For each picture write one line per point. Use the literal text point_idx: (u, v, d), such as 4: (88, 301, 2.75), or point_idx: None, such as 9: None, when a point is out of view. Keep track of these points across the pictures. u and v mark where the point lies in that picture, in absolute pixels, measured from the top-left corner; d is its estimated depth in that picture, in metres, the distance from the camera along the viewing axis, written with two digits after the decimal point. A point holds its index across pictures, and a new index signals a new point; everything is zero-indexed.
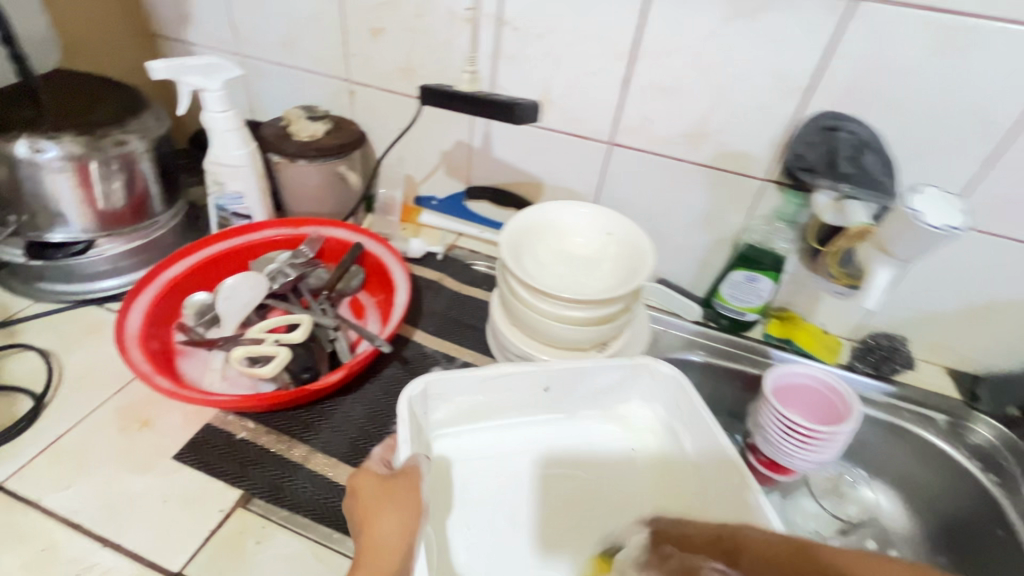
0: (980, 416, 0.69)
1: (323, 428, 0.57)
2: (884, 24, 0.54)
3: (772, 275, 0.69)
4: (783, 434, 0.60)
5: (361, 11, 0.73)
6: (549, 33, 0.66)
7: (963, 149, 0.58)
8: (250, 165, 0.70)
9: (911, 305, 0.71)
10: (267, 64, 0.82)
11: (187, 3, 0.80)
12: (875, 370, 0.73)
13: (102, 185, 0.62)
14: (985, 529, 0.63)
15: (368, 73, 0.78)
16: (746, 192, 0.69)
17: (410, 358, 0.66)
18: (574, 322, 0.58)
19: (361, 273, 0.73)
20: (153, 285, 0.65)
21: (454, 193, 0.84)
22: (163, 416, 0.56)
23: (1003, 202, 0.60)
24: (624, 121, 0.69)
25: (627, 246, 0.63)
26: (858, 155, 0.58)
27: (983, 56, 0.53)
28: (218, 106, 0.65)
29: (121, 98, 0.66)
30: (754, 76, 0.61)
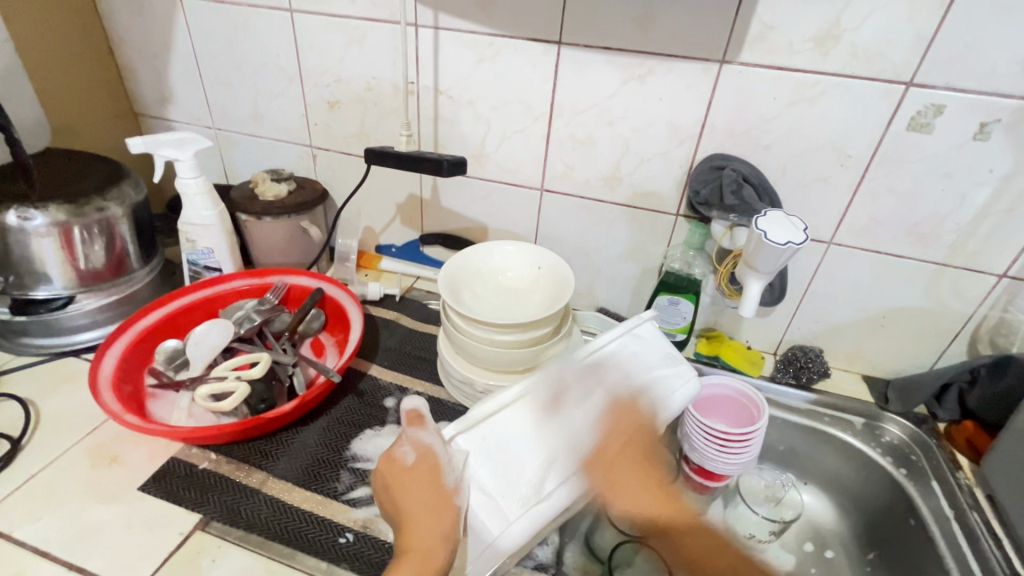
0: (891, 416, 0.75)
1: (280, 456, 0.62)
2: (747, 82, 0.65)
3: (691, 298, 0.76)
4: (704, 440, 0.65)
5: (318, 87, 0.83)
6: (478, 99, 0.77)
7: (831, 180, 0.68)
8: (219, 223, 0.78)
9: (818, 318, 0.79)
10: (238, 135, 0.92)
11: (166, 86, 0.91)
12: (797, 379, 0.79)
13: (84, 247, 0.70)
14: (899, 519, 0.69)
15: (327, 139, 0.88)
16: (661, 226, 0.78)
17: (365, 390, 0.71)
18: (505, 346, 0.65)
19: (322, 315, 0.80)
20: (127, 334, 0.71)
21: (410, 241, 0.93)
22: (131, 453, 0.62)
23: (872, 223, 0.69)
24: (550, 170, 0.79)
25: (555, 278, 0.71)
26: (739, 189, 0.68)
27: (830, 104, 0.64)
28: (189, 173, 0.74)
29: (104, 170, 0.75)
30: (653, 127, 0.72)
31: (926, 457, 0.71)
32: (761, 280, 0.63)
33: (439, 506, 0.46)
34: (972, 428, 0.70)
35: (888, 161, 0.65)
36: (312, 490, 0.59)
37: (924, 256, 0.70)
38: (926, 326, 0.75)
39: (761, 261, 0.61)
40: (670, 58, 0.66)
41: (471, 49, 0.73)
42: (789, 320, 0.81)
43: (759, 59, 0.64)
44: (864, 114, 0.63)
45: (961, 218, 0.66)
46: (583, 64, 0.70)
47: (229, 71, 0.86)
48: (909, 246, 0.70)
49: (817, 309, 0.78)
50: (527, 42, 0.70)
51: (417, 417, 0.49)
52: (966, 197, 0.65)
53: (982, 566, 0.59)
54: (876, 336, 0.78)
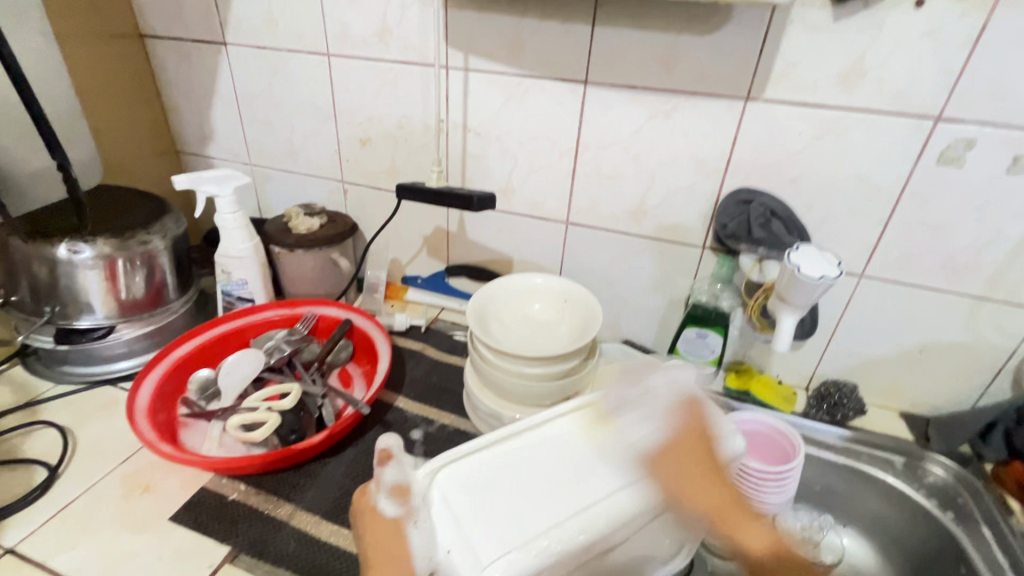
0: (935, 456, 0.72)
1: (308, 487, 0.62)
2: (770, 119, 0.66)
3: (719, 330, 0.75)
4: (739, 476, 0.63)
5: (351, 126, 0.87)
6: (505, 136, 0.79)
7: (859, 213, 0.68)
8: (253, 256, 0.80)
9: (850, 351, 0.77)
10: (273, 171, 0.96)
11: (209, 126, 0.96)
12: (831, 417, 0.77)
13: (126, 279, 0.73)
14: (948, 566, 0.65)
15: (357, 174, 0.91)
16: (687, 259, 0.78)
17: (392, 422, 0.72)
18: (534, 378, 0.65)
19: (350, 345, 0.81)
20: (163, 362, 0.73)
21: (436, 272, 0.95)
22: (163, 482, 0.62)
23: (904, 256, 0.69)
24: (576, 205, 0.80)
25: (582, 311, 0.71)
26: (768, 222, 0.69)
27: (856, 139, 0.64)
28: (229, 209, 0.77)
29: (149, 205, 0.78)
30: (678, 162, 0.73)
31: (973, 500, 0.67)
32: (790, 313, 0.62)
33: (401, 554, 0.43)
34: (1021, 471, 0.67)
35: (919, 194, 0.65)
36: (339, 523, 0.58)
37: (961, 289, 0.68)
38: (965, 361, 0.73)
39: (795, 294, 0.60)
40: (695, 96, 0.68)
41: (499, 88, 0.76)
42: (822, 354, 0.79)
43: (784, 95, 0.65)
44: (892, 149, 0.64)
45: (997, 252, 0.65)
46: (608, 102, 0.72)
47: (267, 111, 0.90)
48: (943, 280, 0.69)
49: (849, 343, 0.77)
50: (554, 82, 0.73)
51: (403, 489, 0.46)
52: (1002, 230, 0.64)
53: None
54: (913, 371, 0.76)
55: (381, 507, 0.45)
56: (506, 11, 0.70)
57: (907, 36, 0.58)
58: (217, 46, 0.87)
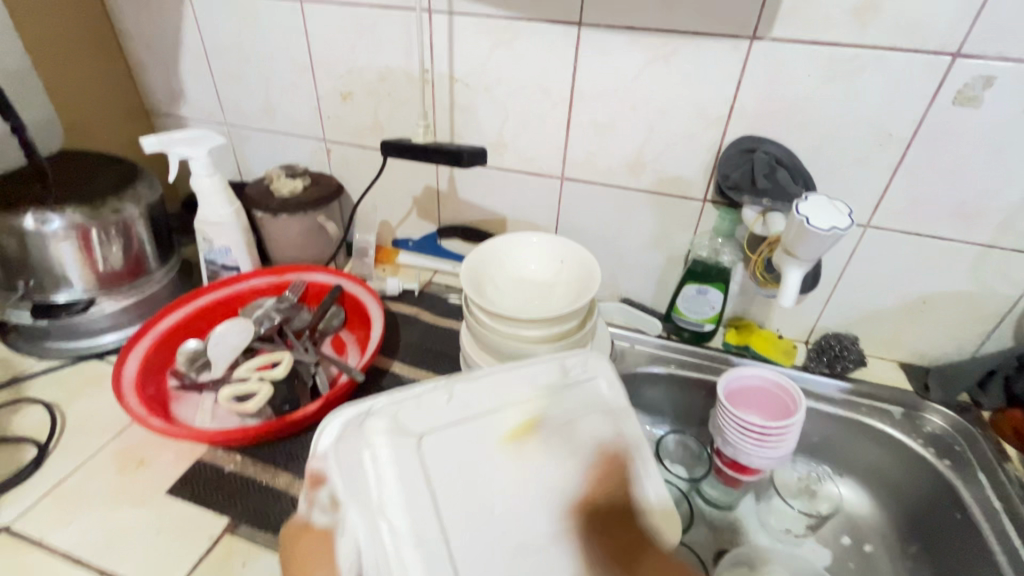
0: (933, 405, 0.72)
1: (306, 457, 0.61)
2: (778, 60, 0.62)
3: (720, 286, 0.74)
4: (741, 434, 0.64)
5: (330, 78, 0.81)
6: (495, 86, 0.74)
7: (866, 159, 0.65)
8: (235, 221, 0.77)
9: (852, 304, 0.76)
10: (250, 130, 0.91)
11: (180, 83, 0.90)
12: (830, 369, 0.76)
13: (102, 249, 0.69)
14: (944, 512, 0.66)
15: (340, 132, 0.86)
16: (687, 212, 0.75)
17: (388, 387, 0.71)
18: (531, 342, 0.63)
19: (342, 312, 0.79)
20: (149, 335, 0.71)
21: (427, 234, 0.91)
22: (157, 456, 0.61)
23: (913, 203, 0.66)
24: (571, 158, 0.77)
25: (579, 270, 0.69)
26: (772, 172, 0.65)
27: (868, 79, 0.60)
28: (204, 171, 0.73)
29: (120, 170, 0.74)
30: (679, 109, 0.69)
31: (970, 447, 0.68)
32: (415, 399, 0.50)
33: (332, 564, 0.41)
34: (1019, 418, 0.67)
35: (933, 137, 0.62)
36: None
37: (967, 237, 0.67)
38: (969, 311, 0.71)
39: (803, 248, 0.58)
40: (697, 36, 0.63)
41: (486, 34, 0.71)
42: (822, 307, 0.78)
43: (793, 33, 0.60)
44: (905, 90, 0.60)
45: (1010, 196, 0.63)
46: (605, 46, 0.67)
47: (239, 65, 0.85)
48: (951, 228, 0.66)
49: (852, 294, 0.75)
50: (546, 24, 0.68)
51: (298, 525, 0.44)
52: (1017, 174, 0.61)
53: None
54: (915, 321, 0.75)
55: (313, 520, 0.43)
56: None
57: None
58: None
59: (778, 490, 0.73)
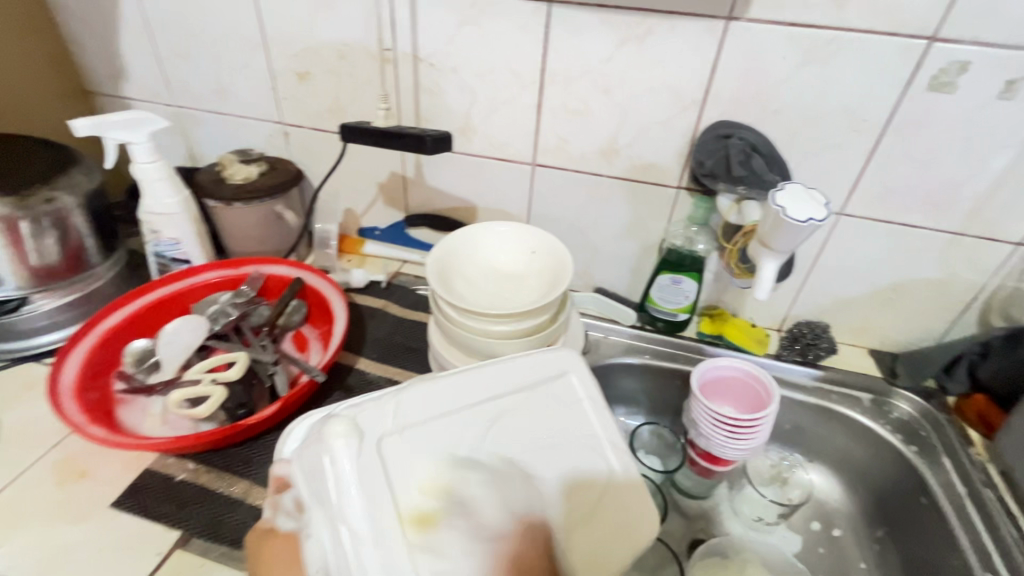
0: (901, 391, 0.73)
1: (264, 462, 0.58)
2: (754, 42, 0.60)
3: (694, 276, 0.73)
4: (714, 427, 0.63)
5: (285, 56, 0.76)
6: (461, 67, 0.70)
7: (841, 147, 0.64)
8: (184, 212, 0.71)
9: (825, 292, 0.76)
10: (200, 112, 0.85)
11: (120, 60, 0.83)
12: (802, 356, 0.77)
13: (34, 243, 0.64)
14: (911, 497, 0.67)
15: (298, 114, 0.81)
16: (661, 200, 0.73)
17: (354, 385, 0.68)
18: (501, 337, 0.61)
19: (303, 307, 0.74)
20: (91, 335, 0.65)
21: (394, 223, 0.87)
22: (101, 467, 0.57)
23: (887, 190, 0.65)
24: (543, 144, 0.74)
25: (551, 262, 0.66)
26: (748, 159, 0.64)
27: (844, 64, 0.59)
28: (146, 157, 0.67)
29: (52, 156, 0.68)
30: (653, 93, 0.66)
31: (936, 432, 0.69)
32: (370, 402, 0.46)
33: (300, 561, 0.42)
34: (983, 402, 0.68)
35: (907, 123, 0.61)
36: None
37: (937, 225, 0.66)
38: (937, 298, 0.72)
39: (780, 239, 0.56)
40: (672, 17, 0.60)
41: (451, 10, 0.66)
42: (795, 295, 0.77)
43: (770, 14, 0.58)
44: (882, 74, 0.59)
45: (979, 183, 0.63)
46: (576, 25, 0.64)
47: (184, 41, 0.78)
48: (922, 215, 0.66)
49: (825, 283, 0.75)
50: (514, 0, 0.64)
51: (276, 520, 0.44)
52: (988, 161, 0.61)
53: (998, 547, 0.58)
54: (886, 309, 0.75)
55: (279, 525, 0.44)
56: None
57: None
58: None
59: (751, 479, 0.73)
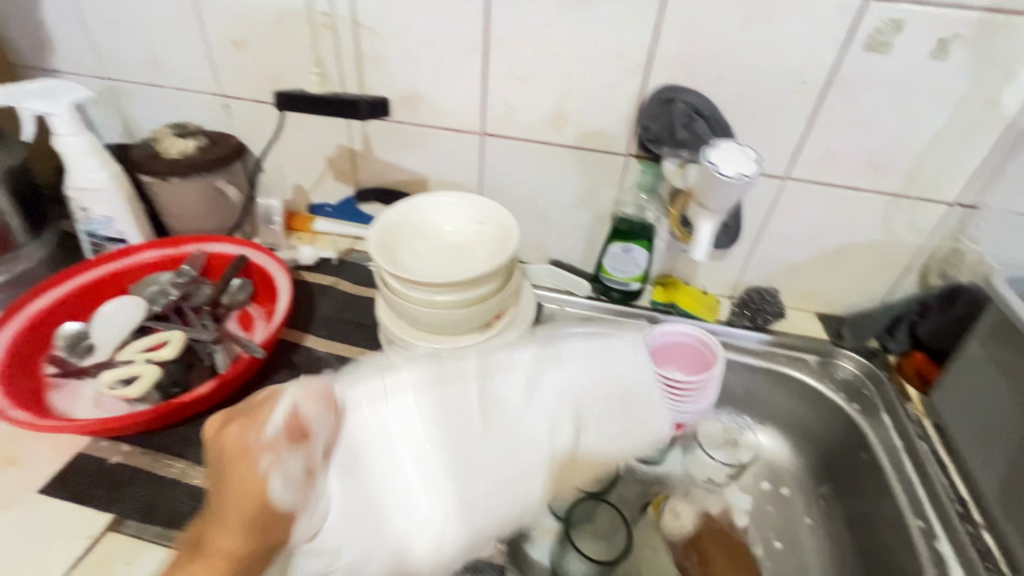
0: (845, 351, 0.75)
1: (202, 442, 0.56)
2: (695, 3, 0.59)
3: (644, 244, 0.74)
4: (662, 391, 0.64)
5: (219, 22, 0.72)
6: (403, 31, 0.68)
7: (785, 110, 0.64)
8: (115, 188, 0.68)
9: (774, 258, 0.77)
10: (133, 84, 0.81)
11: (41, 28, 0.78)
12: (752, 322, 0.78)
13: None
14: (853, 454, 0.70)
15: (237, 85, 0.77)
16: (612, 168, 0.73)
17: (301, 363, 0.66)
18: (445, 308, 0.60)
19: (249, 285, 0.72)
20: (18, 317, 0.63)
21: (345, 198, 0.85)
22: (29, 453, 0.55)
23: (829, 153, 0.66)
24: (491, 112, 0.72)
25: (498, 232, 0.65)
26: (691, 122, 0.63)
27: (784, 24, 0.59)
28: (68, 130, 0.64)
29: None
30: (598, 58, 0.65)
31: (877, 390, 0.71)
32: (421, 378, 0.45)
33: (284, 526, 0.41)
34: (922, 359, 0.71)
35: (846, 85, 0.61)
36: None
37: (878, 187, 0.67)
38: (880, 260, 0.73)
39: (714, 196, 0.57)
40: None
41: None
42: (746, 262, 0.78)
43: None
44: (821, 34, 0.58)
45: (916, 145, 0.64)
46: None
47: (110, 6, 0.74)
48: (864, 178, 0.67)
49: (773, 249, 0.76)
50: None
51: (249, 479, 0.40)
52: (923, 122, 0.62)
53: (930, 493, 0.61)
54: (833, 273, 0.76)
55: (278, 487, 0.40)
56: None
57: None
58: None
59: (701, 442, 0.74)
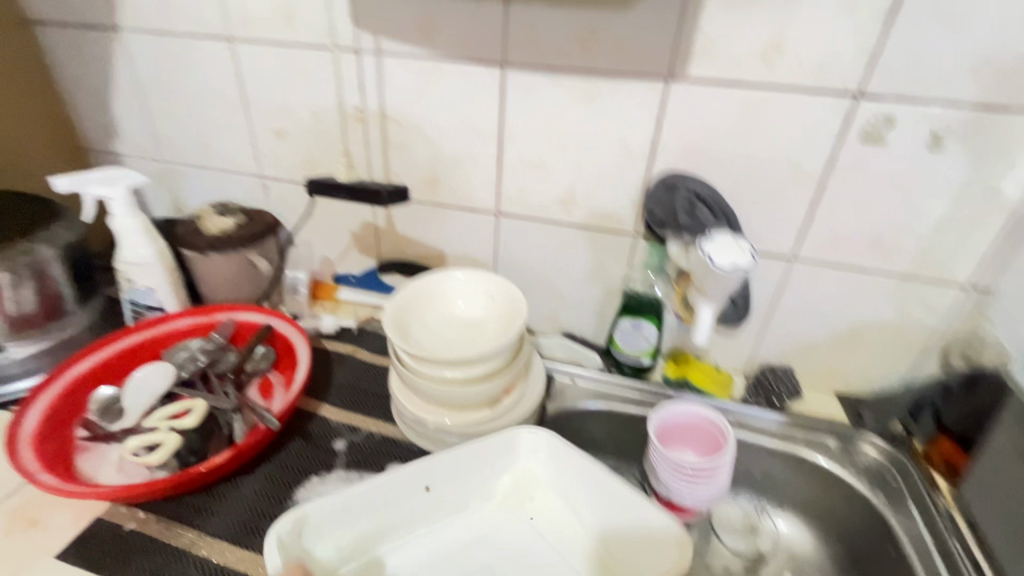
0: (868, 435, 0.72)
1: (214, 511, 0.58)
2: (694, 100, 0.64)
3: (653, 319, 0.76)
4: (672, 473, 0.63)
5: (263, 116, 0.81)
6: (426, 123, 0.75)
7: (786, 195, 0.66)
8: (158, 261, 0.74)
9: (787, 336, 0.76)
10: (185, 166, 0.89)
11: (112, 119, 0.88)
12: (768, 402, 0.76)
13: (12, 292, 0.67)
14: (882, 551, 0.65)
15: (276, 168, 0.85)
16: (621, 246, 0.76)
17: (314, 432, 0.68)
18: (454, 383, 0.62)
19: (271, 352, 0.75)
20: (57, 383, 0.67)
21: (367, 270, 0.90)
22: (51, 516, 0.57)
23: (834, 236, 0.67)
24: (505, 194, 0.77)
25: (507, 308, 0.68)
26: (693, 209, 0.66)
27: (780, 118, 0.62)
28: (124, 211, 0.71)
29: (36, 210, 0.72)
30: (605, 147, 0.69)
31: (904, 479, 0.68)
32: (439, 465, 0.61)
33: None
34: (949, 447, 0.67)
35: (845, 173, 0.63)
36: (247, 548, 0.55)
37: (887, 269, 0.68)
38: (897, 341, 0.72)
39: (712, 284, 0.61)
40: (618, 77, 0.64)
41: (415, 72, 0.71)
42: (758, 339, 0.78)
43: (707, 73, 0.62)
44: (816, 127, 0.62)
45: (921, 229, 0.64)
46: (530, 85, 0.68)
47: (172, 102, 0.84)
48: (872, 260, 0.68)
49: (785, 326, 0.76)
50: (471, 63, 0.69)
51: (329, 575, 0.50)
52: (925, 208, 0.63)
53: None
54: (849, 352, 0.75)
55: None
56: None
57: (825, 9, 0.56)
58: (108, 32, 0.80)
59: (716, 529, 0.73)
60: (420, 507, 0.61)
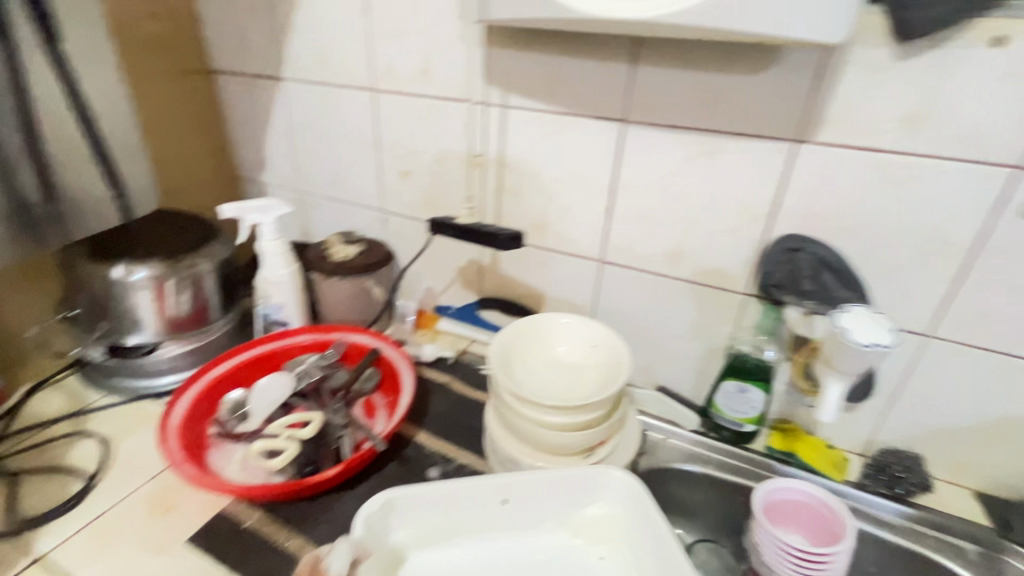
0: (1015, 547, 0.62)
1: (319, 521, 0.62)
2: (824, 163, 0.62)
3: (762, 385, 0.71)
4: (781, 556, 0.57)
5: (393, 158, 0.89)
6: (541, 172, 0.78)
7: (924, 268, 0.61)
8: (291, 281, 0.83)
9: (916, 420, 0.69)
10: (319, 197, 1.00)
11: (265, 154, 1.01)
12: (890, 490, 0.69)
13: (174, 298, 0.77)
14: None
15: (397, 204, 0.92)
16: (729, 305, 0.73)
17: (410, 457, 0.71)
18: (553, 428, 0.62)
19: (376, 376, 0.79)
20: (199, 382, 0.76)
21: (468, 303, 0.94)
22: (185, 503, 0.64)
23: (981, 316, 0.61)
24: (611, 244, 0.78)
25: (608, 358, 0.68)
26: (818, 274, 0.64)
27: (921, 187, 0.58)
28: (271, 235, 0.80)
29: (200, 229, 0.83)
30: (720, 205, 0.69)
31: None
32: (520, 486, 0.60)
33: None
34: None
35: (997, 250, 0.58)
36: None
37: None
38: None
39: (844, 361, 0.56)
40: (741, 138, 0.64)
41: (537, 125, 0.75)
42: (880, 419, 0.71)
43: (840, 137, 0.60)
44: (965, 199, 0.57)
45: None
46: (648, 141, 0.70)
47: (316, 142, 0.94)
48: None
49: (914, 409, 0.69)
50: (592, 119, 0.72)
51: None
52: None
53: None
54: (992, 446, 0.67)
55: None
56: (544, 50, 0.70)
57: (984, 78, 0.52)
58: (274, 81, 0.93)
59: None
60: (490, 520, 0.60)
